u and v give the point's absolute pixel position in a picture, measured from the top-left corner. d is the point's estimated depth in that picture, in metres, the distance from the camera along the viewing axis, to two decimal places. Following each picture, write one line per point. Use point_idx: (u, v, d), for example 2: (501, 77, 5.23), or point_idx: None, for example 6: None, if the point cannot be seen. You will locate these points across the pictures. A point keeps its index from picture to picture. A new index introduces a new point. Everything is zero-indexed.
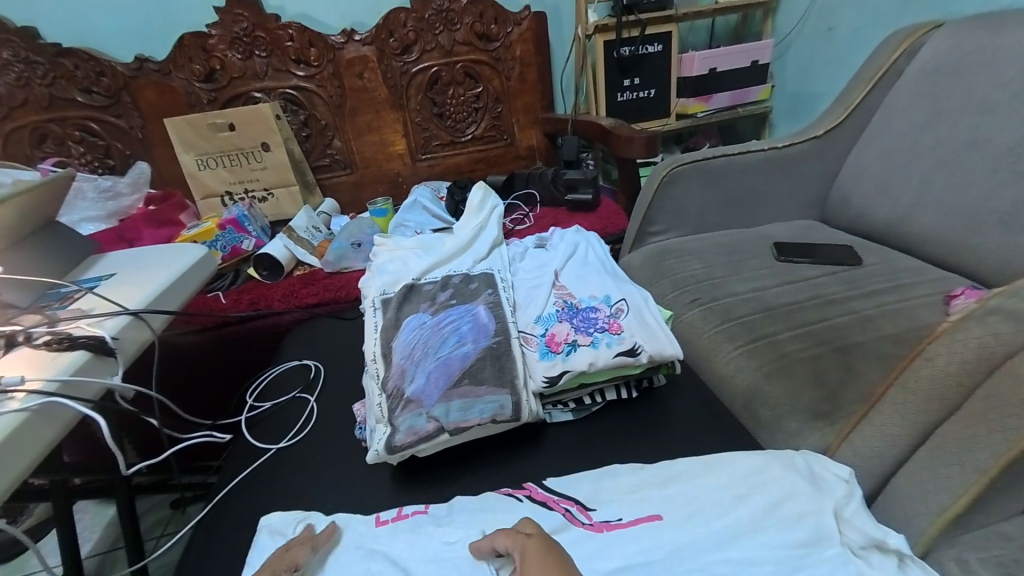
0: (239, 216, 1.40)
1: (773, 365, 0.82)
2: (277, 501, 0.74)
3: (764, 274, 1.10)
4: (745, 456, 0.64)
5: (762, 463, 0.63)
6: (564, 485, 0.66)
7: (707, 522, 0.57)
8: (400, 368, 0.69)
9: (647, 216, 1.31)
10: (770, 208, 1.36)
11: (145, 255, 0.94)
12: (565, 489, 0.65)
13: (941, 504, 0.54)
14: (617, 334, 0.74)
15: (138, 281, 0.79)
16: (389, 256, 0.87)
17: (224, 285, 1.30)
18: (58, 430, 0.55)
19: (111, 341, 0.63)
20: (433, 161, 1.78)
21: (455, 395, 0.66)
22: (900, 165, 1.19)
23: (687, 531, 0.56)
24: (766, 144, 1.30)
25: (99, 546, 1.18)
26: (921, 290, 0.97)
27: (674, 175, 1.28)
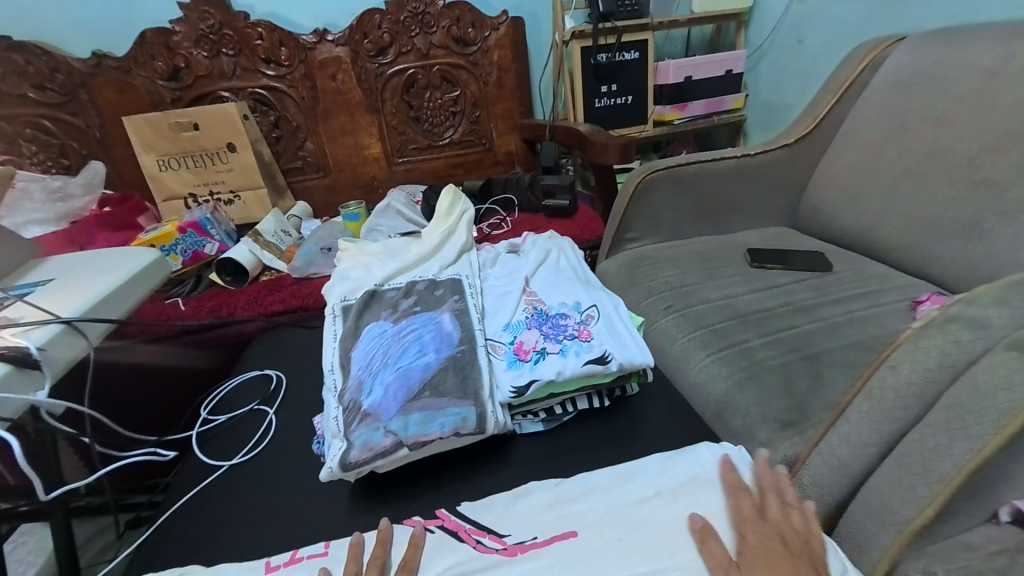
0: (201, 219, 1.32)
1: (745, 373, 0.81)
2: (225, 523, 0.69)
3: (737, 280, 1.10)
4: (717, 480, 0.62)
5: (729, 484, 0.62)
6: (476, 507, 0.64)
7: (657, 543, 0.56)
8: (357, 380, 0.65)
9: (623, 222, 1.30)
10: (744, 215, 1.37)
11: (93, 260, 0.89)
12: (481, 511, 0.63)
13: (909, 515, 0.53)
14: (586, 342, 0.72)
15: (77, 287, 0.74)
16: (353, 262, 0.83)
17: (185, 291, 1.24)
18: None
19: (37, 353, 0.58)
20: (410, 166, 1.75)
21: (413, 408, 0.62)
22: (866, 174, 1.21)
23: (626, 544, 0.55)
24: (739, 151, 1.31)
25: None
26: (888, 297, 0.97)
27: (649, 181, 1.27)
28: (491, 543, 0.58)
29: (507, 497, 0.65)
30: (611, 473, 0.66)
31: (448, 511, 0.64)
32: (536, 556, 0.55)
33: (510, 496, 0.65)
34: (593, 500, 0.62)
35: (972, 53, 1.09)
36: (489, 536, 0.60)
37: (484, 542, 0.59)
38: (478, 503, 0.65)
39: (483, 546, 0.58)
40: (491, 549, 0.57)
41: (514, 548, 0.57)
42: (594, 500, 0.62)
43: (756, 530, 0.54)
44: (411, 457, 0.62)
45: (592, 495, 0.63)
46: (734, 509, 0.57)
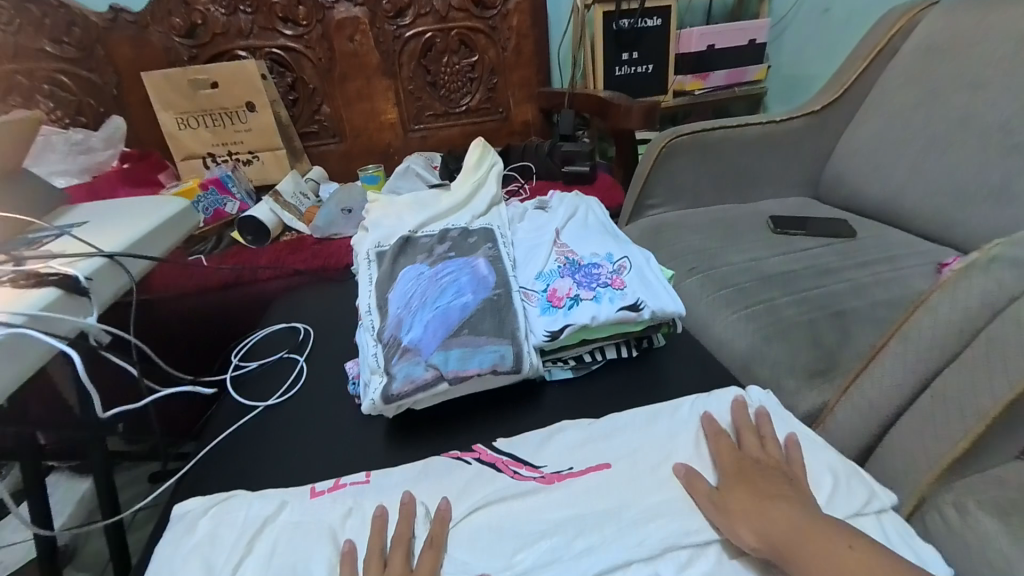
0: (222, 176, 1.35)
1: (772, 328, 0.82)
2: (264, 458, 0.71)
3: (760, 245, 1.10)
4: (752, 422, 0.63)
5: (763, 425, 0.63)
6: (515, 445, 0.65)
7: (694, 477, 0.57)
8: (396, 318, 0.67)
9: (644, 188, 1.29)
10: (767, 184, 1.35)
11: (126, 206, 0.89)
12: (515, 449, 0.64)
13: (940, 450, 0.54)
14: (620, 290, 0.72)
15: (115, 228, 0.75)
16: (384, 211, 0.84)
17: (207, 249, 1.25)
18: (25, 368, 0.51)
19: (85, 281, 0.60)
20: (425, 133, 1.73)
21: (452, 345, 0.64)
22: (893, 142, 1.19)
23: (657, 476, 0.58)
24: (763, 118, 1.30)
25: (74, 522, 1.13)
26: (914, 261, 0.97)
27: (672, 146, 1.26)
28: (527, 471, 0.61)
29: (542, 433, 0.67)
30: (643, 414, 0.68)
31: (489, 445, 0.66)
32: (573, 483, 0.58)
33: (549, 434, 0.66)
34: (627, 439, 0.64)
35: (1008, 16, 1.07)
36: (525, 466, 0.62)
37: (521, 472, 0.61)
38: (514, 438, 0.66)
39: (521, 474, 0.60)
40: (528, 478, 0.60)
41: (550, 476, 0.60)
42: (627, 438, 0.64)
43: (739, 467, 0.56)
44: (450, 392, 0.64)
45: (624, 433, 0.65)
46: (714, 450, 0.60)
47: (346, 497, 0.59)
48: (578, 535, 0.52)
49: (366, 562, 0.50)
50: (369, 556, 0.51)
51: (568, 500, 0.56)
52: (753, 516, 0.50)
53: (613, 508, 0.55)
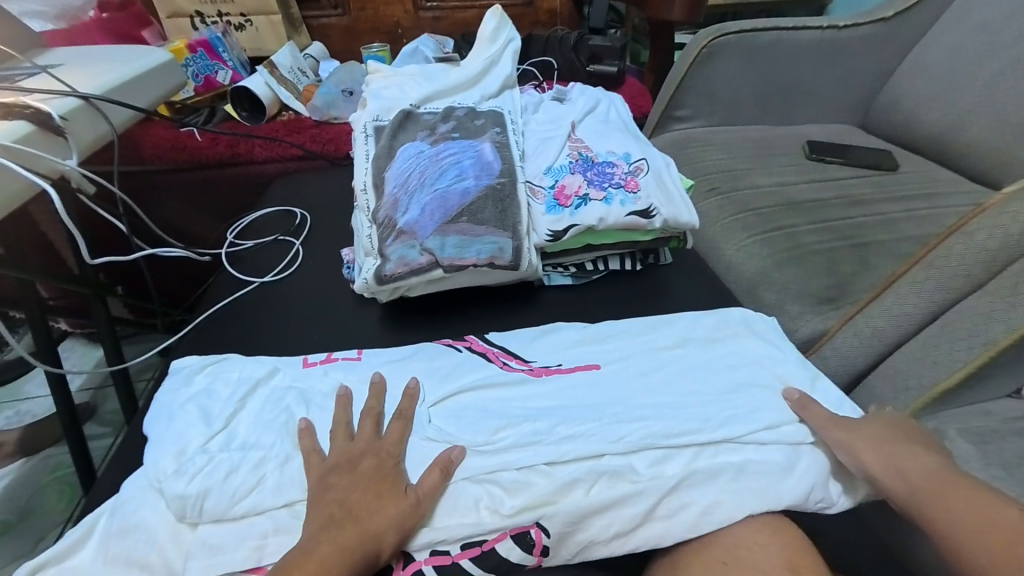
0: (211, 39, 1.20)
1: (787, 252, 0.78)
2: (260, 330, 0.72)
3: (791, 170, 1.02)
4: (750, 340, 0.62)
5: (761, 346, 0.61)
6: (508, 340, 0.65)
7: (680, 388, 0.57)
8: (392, 199, 0.63)
9: (675, 96, 1.17)
10: (813, 106, 1.22)
11: (104, 53, 0.81)
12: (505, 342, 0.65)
13: (936, 377, 0.55)
14: (633, 193, 0.67)
15: (92, 74, 0.70)
16: (385, 83, 0.76)
17: (199, 121, 1.17)
18: (6, 199, 0.49)
19: (60, 120, 0.55)
20: (438, 12, 1.53)
21: (448, 231, 0.61)
22: (967, 62, 1.04)
23: (646, 380, 0.58)
24: (826, 22, 1.13)
25: (88, 384, 1.20)
26: (955, 200, 0.90)
27: (715, 46, 1.12)
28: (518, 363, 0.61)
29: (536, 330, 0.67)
30: (638, 323, 0.66)
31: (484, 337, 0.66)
32: (560, 379, 0.58)
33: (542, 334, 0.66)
34: (621, 346, 0.63)
35: None
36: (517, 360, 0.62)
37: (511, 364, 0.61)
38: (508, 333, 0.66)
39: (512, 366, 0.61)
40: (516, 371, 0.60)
41: (539, 368, 0.60)
42: (618, 342, 0.63)
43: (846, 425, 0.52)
44: (443, 281, 0.63)
45: (617, 339, 0.64)
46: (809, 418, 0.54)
47: (336, 371, 0.60)
48: (560, 424, 0.53)
49: (337, 427, 0.52)
50: (336, 425, 0.53)
51: (552, 392, 0.57)
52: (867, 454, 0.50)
53: (597, 403, 0.55)
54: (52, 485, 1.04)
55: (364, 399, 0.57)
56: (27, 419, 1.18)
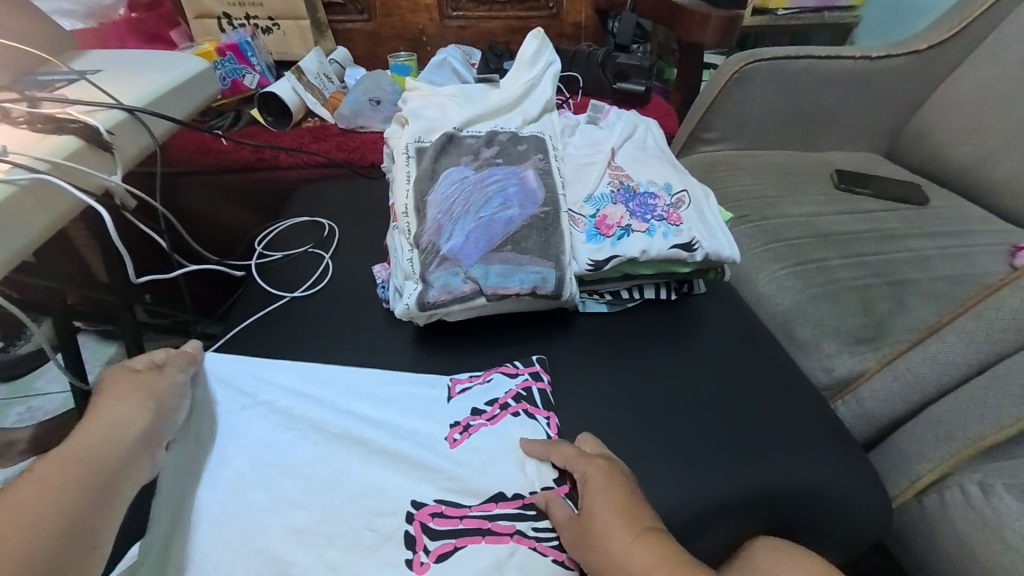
0: (241, 43, 1.19)
1: (822, 287, 0.78)
2: (292, 346, 0.72)
3: (820, 200, 1.01)
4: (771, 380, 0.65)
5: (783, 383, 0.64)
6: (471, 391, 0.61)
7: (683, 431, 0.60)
8: (439, 223, 0.62)
9: (704, 118, 1.16)
10: (841, 133, 1.21)
11: (132, 57, 0.80)
12: (467, 399, 0.60)
13: (983, 431, 0.55)
14: (675, 225, 0.67)
15: (132, 82, 0.69)
16: (425, 102, 0.76)
17: (225, 124, 1.16)
18: (57, 217, 0.48)
19: (107, 135, 0.55)
20: (464, 22, 1.52)
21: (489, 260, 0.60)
22: (1001, 98, 1.04)
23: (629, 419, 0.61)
24: (858, 52, 1.13)
25: None
26: (987, 239, 0.90)
27: (746, 72, 1.12)
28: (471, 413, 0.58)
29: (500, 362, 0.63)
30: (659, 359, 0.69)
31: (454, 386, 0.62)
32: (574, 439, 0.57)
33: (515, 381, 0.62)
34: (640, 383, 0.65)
35: None
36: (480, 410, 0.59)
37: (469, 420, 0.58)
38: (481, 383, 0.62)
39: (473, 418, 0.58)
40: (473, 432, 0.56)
41: (498, 414, 0.58)
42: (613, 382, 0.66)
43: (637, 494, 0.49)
44: (482, 309, 0.63)
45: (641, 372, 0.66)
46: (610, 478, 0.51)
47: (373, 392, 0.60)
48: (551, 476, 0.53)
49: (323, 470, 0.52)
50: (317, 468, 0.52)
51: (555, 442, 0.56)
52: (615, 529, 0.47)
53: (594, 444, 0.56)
54: None
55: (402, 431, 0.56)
56: (39, 415, 1.17)
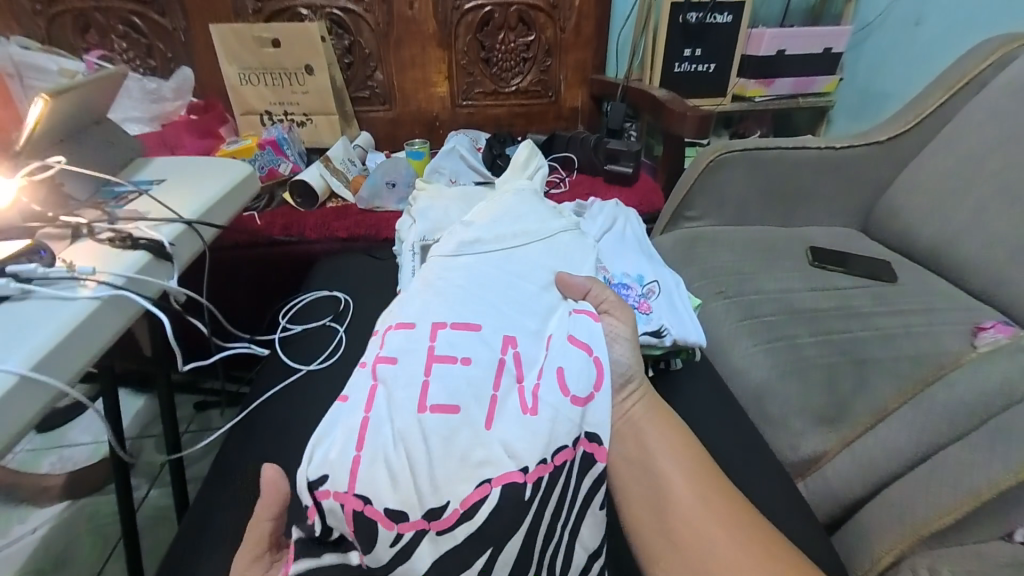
0: (278, 138, 1.37)
1: (791, 366, 0.84)
2: (307, 417, 0.81)
3: (794, 275, 1.09)
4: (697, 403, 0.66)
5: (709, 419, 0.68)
6: (438, 437, 0.54)
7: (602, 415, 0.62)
8: (388, 330, 0.67)
9: (686, 198, 1.28)
10: (815, 210, 1.31)
11: (188, 163, 0.97)
12: (473, 442, 0.54)
13: (929, 517, 0.59)
14: (645, 314, 0.76)
15: (190, 192, 0.83)
16: (432, 203, 0.89)
17: (260, 206, 1.32)
18: (125, 321, 0.58)
19: (169, 247, 0.67)
20: (473, 109, 1.72)
21: (440, 357, 0.61)
22: (959, 185, 1.13)
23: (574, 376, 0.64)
24: (824, 142, 1.25)
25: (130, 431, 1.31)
26: (951, 318, 0.96)
27: (721, 160, 1.24)
28: (577, 331, 0.65)
29: (459, 373, 0.59)
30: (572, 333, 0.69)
31: (422, 402, 0.56)
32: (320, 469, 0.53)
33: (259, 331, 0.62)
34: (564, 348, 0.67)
35: None
36: (518, 386, 0.59)
37: (541, 392, 0.58)
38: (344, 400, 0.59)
39: (500, 475, 0.52)
40: (447, 522, 0.50)
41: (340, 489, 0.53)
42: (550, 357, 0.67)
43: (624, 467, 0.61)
44: (399, 372, 0.60)
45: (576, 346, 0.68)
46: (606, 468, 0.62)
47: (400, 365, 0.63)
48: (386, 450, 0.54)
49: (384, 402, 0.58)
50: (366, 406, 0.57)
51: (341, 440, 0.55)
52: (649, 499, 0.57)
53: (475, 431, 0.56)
54: (87, 536, 1.12)
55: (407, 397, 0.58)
56: (69, 465, 1.26)
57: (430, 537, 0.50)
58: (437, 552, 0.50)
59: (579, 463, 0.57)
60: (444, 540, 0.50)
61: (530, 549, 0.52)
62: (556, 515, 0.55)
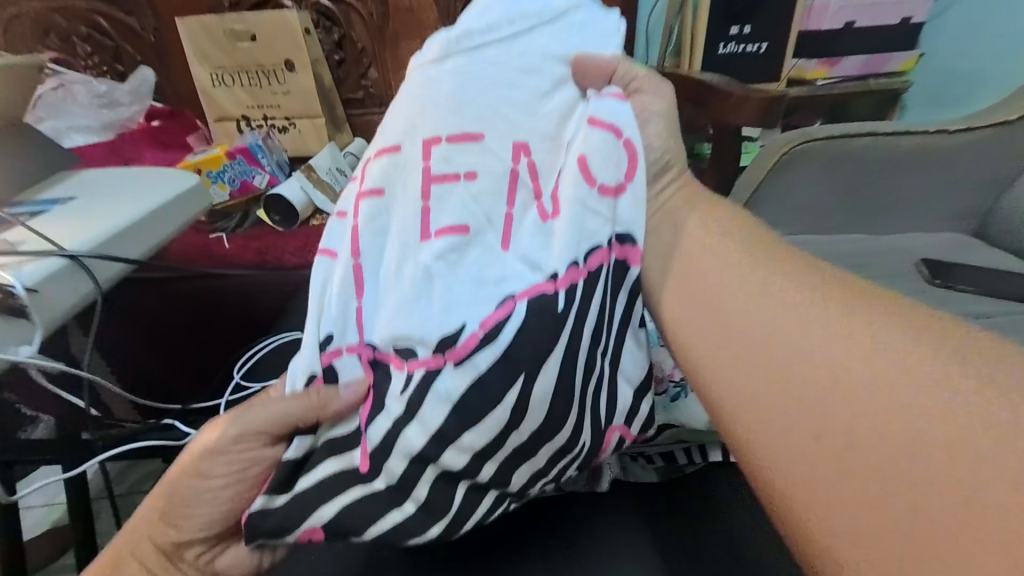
0: (251, 145, 1.15)
1: None
2: None
3: (909, 302, 0.83)
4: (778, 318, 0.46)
5: None
6: (449, 261, 0.46)
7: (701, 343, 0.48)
8: (361, 164, 0.51)
9: (749, 205, 1.02)
10: (916, 213, 1.04)
11: (99, 184, 0.73)
12: (492, 257, 0.47)
13: None
14: None
15: (92, 215, 0.64)
16: None
17: (231, 225, 1.13)
18: None
19: (24, 297, 0.50)
20: None
21: (438, 175, 0.48)
22: None
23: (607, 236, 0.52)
24: (932, 126, 0.96)
25: None
26: None
27: (796, 154, 0.96)
28: (598, 160, 0.51)
29: (465, 192, 0.48)
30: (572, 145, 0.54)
31: (424, 229, 0.47)
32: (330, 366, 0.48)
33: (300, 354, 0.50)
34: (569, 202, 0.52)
35: None
36: (534, 202, 0.50)
37: (559, 193, 0.50)
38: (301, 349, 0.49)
39: (526, 289, 0.47)
40: (467, 348, 0.44)
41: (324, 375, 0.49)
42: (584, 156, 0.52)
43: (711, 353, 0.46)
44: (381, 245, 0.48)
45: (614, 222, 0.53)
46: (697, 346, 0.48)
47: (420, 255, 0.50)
48: (404, 289, 0.46)
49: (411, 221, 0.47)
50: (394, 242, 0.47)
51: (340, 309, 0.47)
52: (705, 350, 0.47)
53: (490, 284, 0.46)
54: None
55: (423, 216, 0.47)
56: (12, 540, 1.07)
57: (448, 371, 0.44)
58: (459, 389, 0.45)
59: (600, 280, 0.49)
60: (462, 372, 0.44)
61: (559, 389, 0.48)
62: (579, 361, 0.49)
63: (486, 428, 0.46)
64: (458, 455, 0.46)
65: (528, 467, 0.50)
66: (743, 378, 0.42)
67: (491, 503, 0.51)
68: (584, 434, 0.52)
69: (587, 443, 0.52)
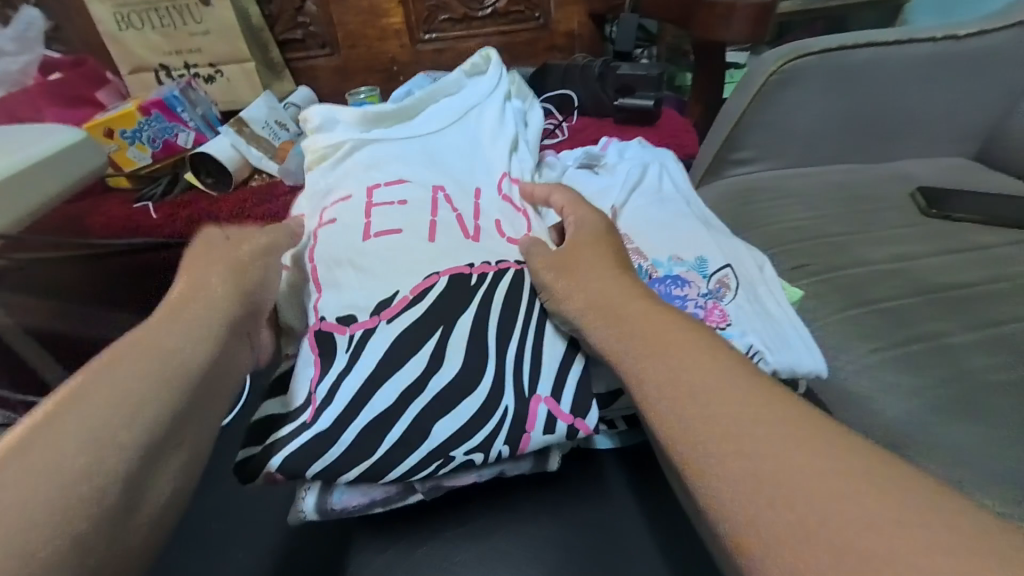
0: (168, 97, 1.02)
1: (943, 394, 0.54)
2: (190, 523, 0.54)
3: (908, 235, 0.76)
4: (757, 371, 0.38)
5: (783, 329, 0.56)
6: (387, 252, 0.54)
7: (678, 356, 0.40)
8: (320, 209, 0.62)
9: (733, 137, 0.91)
10: (918, 137, 0.94)
11: None
12: (421, 251, 0.54)
13: None
14: (726, 327, 0.55)
15: None
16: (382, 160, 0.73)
17: (157, 192, 0.99)
18: None
19: None
20: (439, 44, 1.32)
21: (379, 203, 0.58)
22: None
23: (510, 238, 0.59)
24: (943, 31, 0.85)
25: None
26: None
27: (788, 73, 0.84)
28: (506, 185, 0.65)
29: (399, 211, 0.57)
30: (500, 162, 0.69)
31: (368, 234, 0.56)
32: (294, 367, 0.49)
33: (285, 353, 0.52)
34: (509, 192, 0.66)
35: None
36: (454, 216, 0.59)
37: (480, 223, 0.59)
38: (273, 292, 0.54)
39: (448, 267, 0.53)
40: (398, 308, 0.50)
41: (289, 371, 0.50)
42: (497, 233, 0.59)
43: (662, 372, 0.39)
44: (341, 231, 0.57)
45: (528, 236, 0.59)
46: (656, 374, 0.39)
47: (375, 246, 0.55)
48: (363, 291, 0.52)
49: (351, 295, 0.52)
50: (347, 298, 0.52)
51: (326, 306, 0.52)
52: (640, 358, 0.41)
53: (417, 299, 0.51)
54: None
55: (359, 289, 0.52)
56: None
57: (383, 328, 0.49)
58: (388, 341, 0.48)
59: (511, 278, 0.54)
60: (392, 327, 0.49)
61: (482, 335, 0.50)
62: (517, 316, 0.51)
63: (414, 365, 0.48)
64: (385, 398, 0.46)
65: (448, 422, 0.47)
66: (666, 361, 0.39)
67: (417, 462, 0.46)
68: (506, 396, 0.48)
69: (510, 407, 0.48)
